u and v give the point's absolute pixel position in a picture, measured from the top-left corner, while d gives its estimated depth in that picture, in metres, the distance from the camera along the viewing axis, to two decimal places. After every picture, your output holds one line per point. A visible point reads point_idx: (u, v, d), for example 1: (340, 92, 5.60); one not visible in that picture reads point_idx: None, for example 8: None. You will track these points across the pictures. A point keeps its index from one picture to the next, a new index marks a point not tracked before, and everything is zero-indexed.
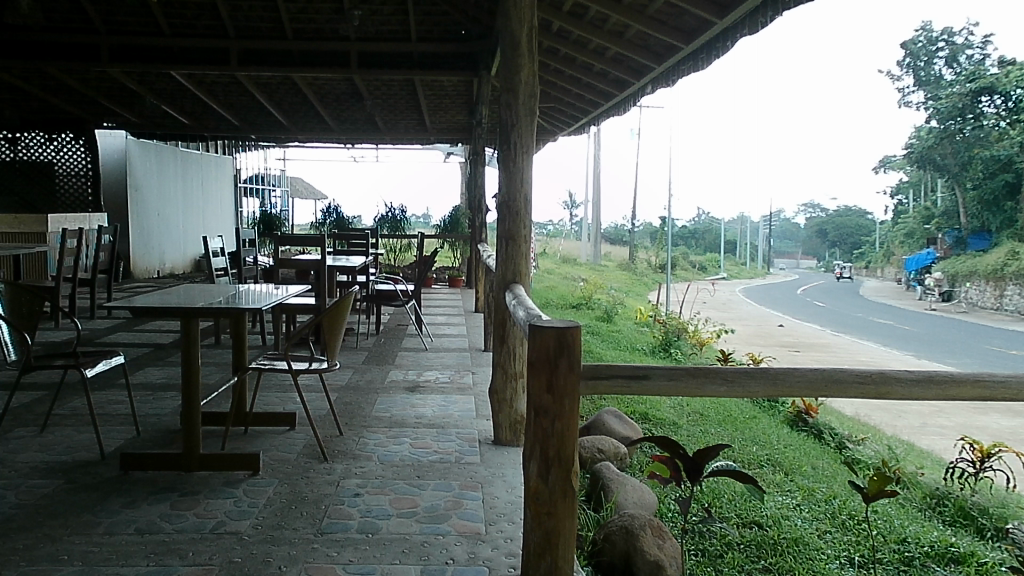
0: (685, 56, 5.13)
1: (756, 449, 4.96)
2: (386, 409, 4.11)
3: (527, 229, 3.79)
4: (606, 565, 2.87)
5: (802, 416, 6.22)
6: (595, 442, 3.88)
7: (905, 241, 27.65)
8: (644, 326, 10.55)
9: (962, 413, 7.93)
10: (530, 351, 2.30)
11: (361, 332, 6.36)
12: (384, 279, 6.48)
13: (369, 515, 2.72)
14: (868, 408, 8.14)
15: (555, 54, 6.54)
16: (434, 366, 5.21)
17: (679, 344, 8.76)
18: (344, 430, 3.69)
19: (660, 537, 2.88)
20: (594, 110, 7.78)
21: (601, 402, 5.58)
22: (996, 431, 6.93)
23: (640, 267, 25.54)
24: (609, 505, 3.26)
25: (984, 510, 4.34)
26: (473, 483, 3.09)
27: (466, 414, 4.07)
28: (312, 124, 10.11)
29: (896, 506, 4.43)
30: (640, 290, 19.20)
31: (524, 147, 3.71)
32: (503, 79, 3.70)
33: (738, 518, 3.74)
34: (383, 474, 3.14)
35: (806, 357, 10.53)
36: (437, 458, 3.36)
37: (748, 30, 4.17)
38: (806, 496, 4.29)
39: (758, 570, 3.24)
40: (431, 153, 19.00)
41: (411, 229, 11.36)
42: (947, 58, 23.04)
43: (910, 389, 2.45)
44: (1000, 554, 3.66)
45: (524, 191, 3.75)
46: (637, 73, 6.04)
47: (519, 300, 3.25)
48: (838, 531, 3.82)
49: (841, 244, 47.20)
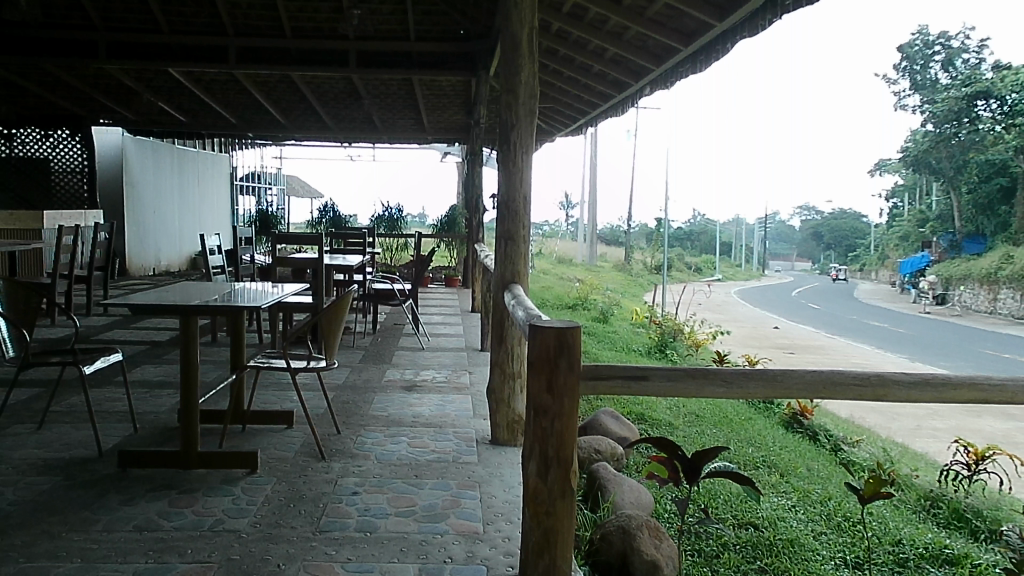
0: (684, 58, 5.15)
1: (752, 451, 4.97)
2: (383, 408, 4.11)
3: (526, 228, 3.80)
4: (603, 564, 2.88)
5: (798, 417, 6.24)
6: (592, 442, 3.89)
7: (900, 244, 27.74)
8: (640, 327, 10.57)
9: (957, 416, 7.97)
10: (531, 351, 2.31)
11: (358, 331, 6.36)
12: (381, 278, 6.47)
13: (367, 514, 2.72)
14: (863, 410, 8.16)
15: (554, 54, 6.55)
16: (431, 366, 5.21)
17: (675, 345, 8.78)
18: (341, 429, 3.69)
19: (657, 538, 2.89)
20: (592, 111, 7.79)
21: (598, 403, 5.59)
22: (990, 434, 6.96)
23: (635, 268, 25.57)
24: (606, 505, 3.27)
25: (978, 513, 4.37)
26: (471, 483, 3.09)
27: (463, 414, 4.07)
28: (310, 122, 10.11)
29: (890, 508, 4.46)
30: (635, 291, 19.24)
31: (524, 147, 3.71)
32: (504, 79, 3.70)
33: (734, 519, 3.75)
34: (381, 473, 3.13)
35: (801, 360, 10.56)
36: (434, 458, 3.37)
37: (748, 32, 4.18)
38: (802, 497, 4.31)
39: (754, 570, 3.25)
40: (428, 152, 19.00)
41: (408, 228, 11.37)
42: (943, 62, 23.12)
43: (908, 391, 2.46)
44: (994, 557, 3.68)
45: (523, 191, 3.75)
46: (636, 75, 6.05)
47: (518, 300, 3.25)
48: (834, 532, 3.84)
49: (836, 247, 47.35)
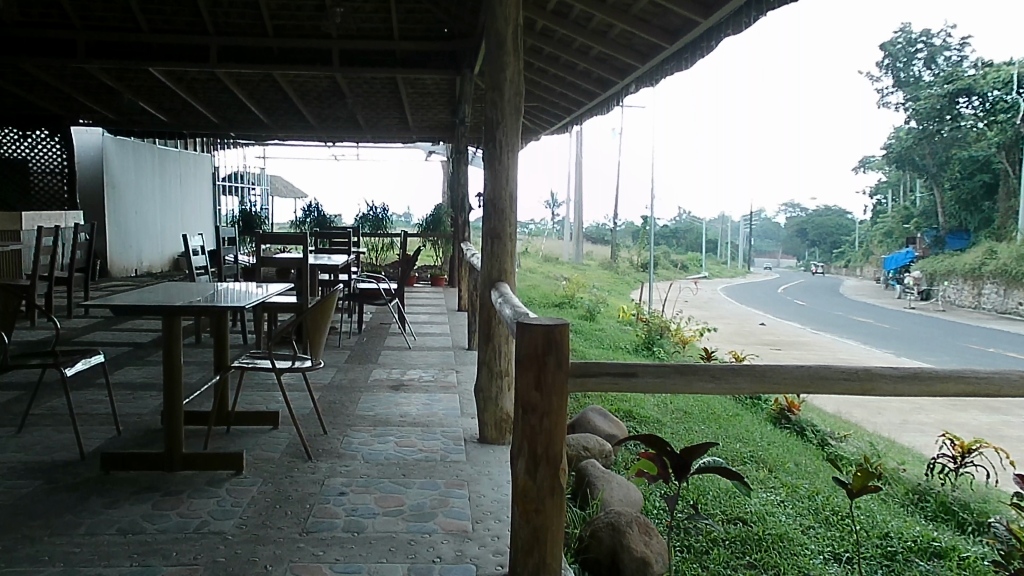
0: (669, 56, 5.15)
1: (740, 447, 4.97)
2: (370, 408, 4.07)
3: (513, 226, 3.78)
4: (593, 562, 2.87)
5: (785, 413, 6.24)
6: (581, 439, 3.87)
7: (884, 240, 28.00)
8: (627, 325, 10.54)
9: (942, 410, 8.03)
10: (519, 348, 2.30)
11: (344, 331, 6.29)
12: (367, 278, 6.39)
13: (355, 514, 2.69)
14: (849, 405, 8.19)
15: (539, 52, 6.51)
16: (417, 365, 5.18)
17: (661, 342, 8.78)
18: (327, 429, 3.66)
19: (646, 534, 2.89)
20: (578, 109, 7.76)
21: (586, 399, 5.57)
22: (975, 428, 7.01)
23: (622, 266, 25.59)
24: (596, 502, 3.26)
25: (965, 505, 4.39)
26: (459, 482, 3.07)
27: (451, 412, 4.05)
28: (293, 121, 10.04)
29: (878, 501, 4.47)
30: (621, 289, 19.20)
31: (511, 145, 3.69)
32: (489, 78, 3.66)
33: (722, 514, 3.76)
34: (369, 473, 3.11)
35: (788, 356, 10.58)
36: (422, 457, 3.34)
37: (733, 29, 4.17)
38: (790, 492, 4.31)
39: (743, 565, 3.26)
40: (413, 151, 18.92)
41: (393, 227, 11.29)
42: (926, 60, 23.27)
43: (894, 385, 2.47)
44: (982, 549, 3.74)
45: (509, 190, 3.73)
46: (621, 72, 6.04)
47: (506, 298, 3.21)
48: (822, 526, 3.85)
49: (821, 244, 47.66)
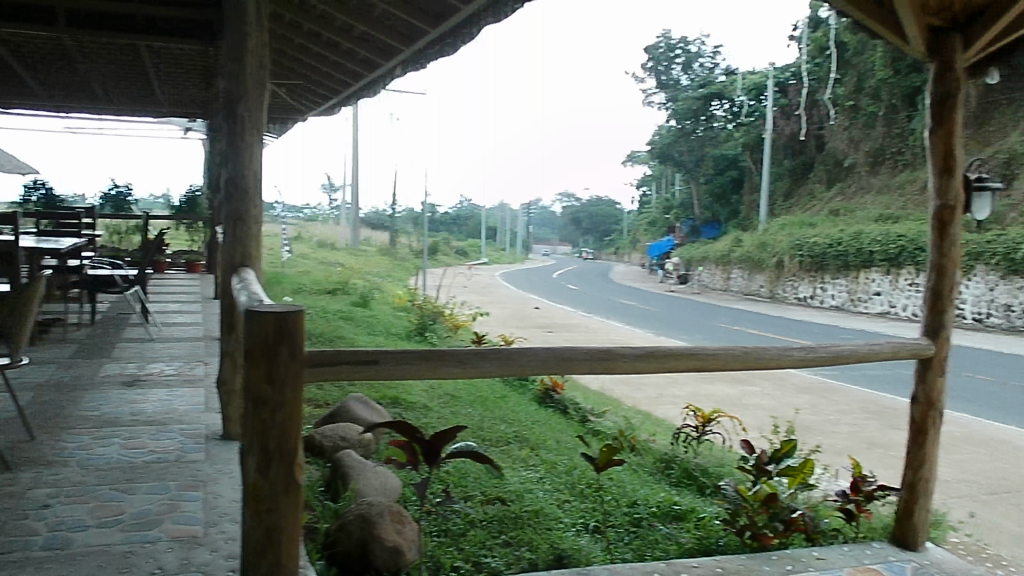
0: (434, 40, 5.10)
1: (504, 427, 5.07)
2: (95, 409, 3.66)
3: (256, 208, 3.54)
4: (341, 556, 2.76)
5: (549, 392, 6.48)
6: (339, 430, 3.75)
7: (649, 229, 30.25)
8: (400, 311, 10.48)
9: (692, 382, 8.78)
10: (247, 336, 2.12)
11: (73, 323, 5.65)
12: (103, 264, 5.79)
13: (61, 529, 2.38)
14: (611, 381, 8.71)
15: (302, 28, 6.18)
16: (159, 358, 4.75)
17: (434, 327, 8.83)
18: (38, 434, 3.23)
19: (399, 522, 2.85)
20: (345, 90, 7.52)
21: (350, 388, 5.42)
22: (718, 399, 7.74)
23: (401, 253, 25.47)
24: (349, 494, 3.15)
25: (704, 470, 4.79)
26: (193, 483, 2.82)
27: (193, 408, 3.74)
28: (15, 87, 8.84)
29: (629, 472, 4.75)
30: (400, 275, 19.11)
31: (253, 123, 3.45)
32: (229, 49, 3.40)
33: (481, 495, 3.79)
34: (84, 481, 2.77)
35: (557, 337, 11.06)
36: (153, 458, 3.04)
37: (494, 18, 4.20)
38: (549, 468, 4.46)
39: (498, 544, 3.32)
40: (169, 127, 17.50)
41: (139, 207, 10.42)
42: (683, 65, 25.34)
43: (633, 362, 2.73)
44: (714, 509, 4.19)
45: (252, 170, 3.49)
46: (386, 54, 5.91)
47: (245, 284, 2.99)
48: (576, 499, 4.06)
49: (594, 233, 50.64)
